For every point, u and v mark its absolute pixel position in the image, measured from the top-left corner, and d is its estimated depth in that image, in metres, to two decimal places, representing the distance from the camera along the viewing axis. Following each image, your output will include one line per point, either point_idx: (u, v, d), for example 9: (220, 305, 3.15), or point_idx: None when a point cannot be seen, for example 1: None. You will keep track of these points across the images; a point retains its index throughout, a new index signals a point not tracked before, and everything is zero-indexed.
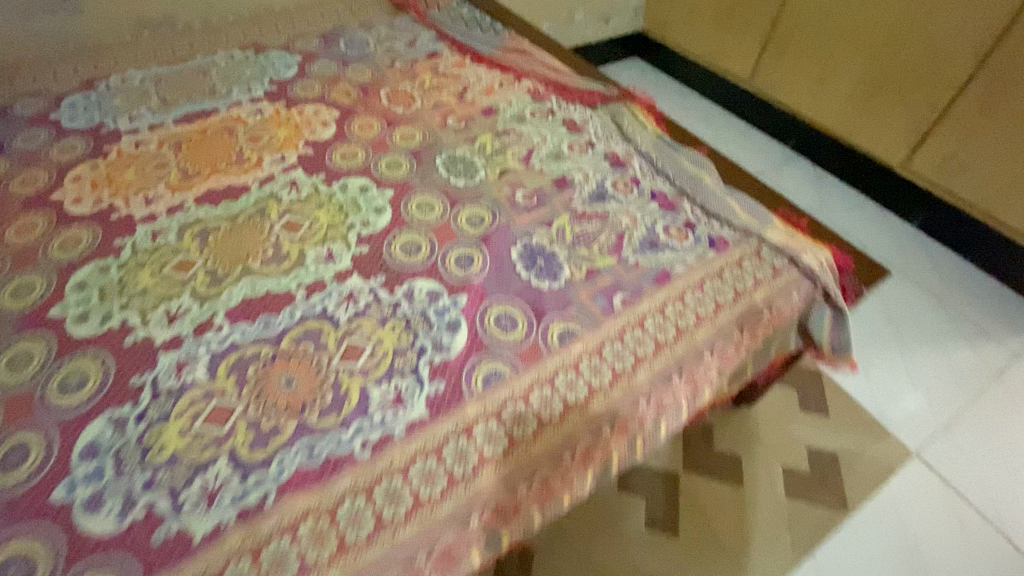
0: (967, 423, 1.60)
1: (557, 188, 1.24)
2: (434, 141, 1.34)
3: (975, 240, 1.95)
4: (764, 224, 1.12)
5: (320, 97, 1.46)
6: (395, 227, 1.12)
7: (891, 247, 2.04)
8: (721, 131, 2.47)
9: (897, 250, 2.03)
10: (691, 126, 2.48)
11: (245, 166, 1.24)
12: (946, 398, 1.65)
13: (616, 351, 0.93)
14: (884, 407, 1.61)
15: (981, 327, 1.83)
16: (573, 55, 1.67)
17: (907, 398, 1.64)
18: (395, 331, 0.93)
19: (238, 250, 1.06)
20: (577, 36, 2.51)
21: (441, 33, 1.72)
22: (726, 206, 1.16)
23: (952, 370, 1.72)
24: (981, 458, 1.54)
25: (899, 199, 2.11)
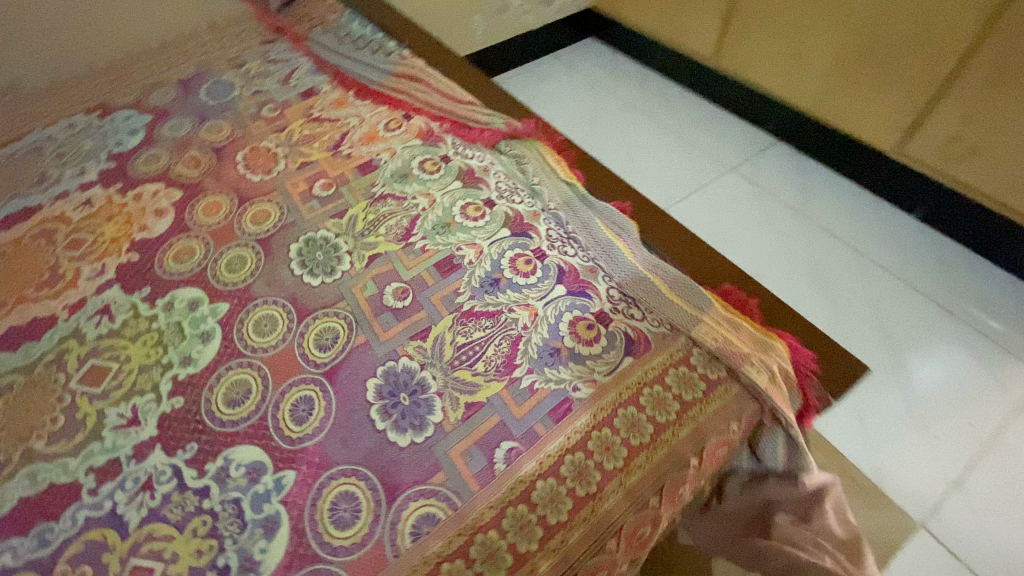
0: (982, 471, 1.31)
1: (440, 275, 0.96)
2: (294, 219, 1.07)
3: (991, 236, 1.63)
4: (696, 313, 0.87)
5: (164, 170, 1.18)
6: (223, 361, 0.87)
7: (886, 248, 1.71)
8: (690, 119, 2.12)
9: (895, 251, 1.71)
10: (657, 116, 2.13)
11: (56, 286, 0.98)
12: (958, 438, 1.36)
13: (488, 547, 0.68)
14: (877, 455, 1.35)
15: (994, 338, 1.52)
16: (476, 79, 1.40)
17: (908, 444, 1.36)
18: (196, 539, 0.70)
19: (19, 421, 0.81)
20: (515, 25, 2.15)
21: (321, 63, 1.43)
22: (649, 287, 0.91)
23: (963, 400, 1.41)
24: (1002, 521, 1.25)
25: (898, 189, 1.78)
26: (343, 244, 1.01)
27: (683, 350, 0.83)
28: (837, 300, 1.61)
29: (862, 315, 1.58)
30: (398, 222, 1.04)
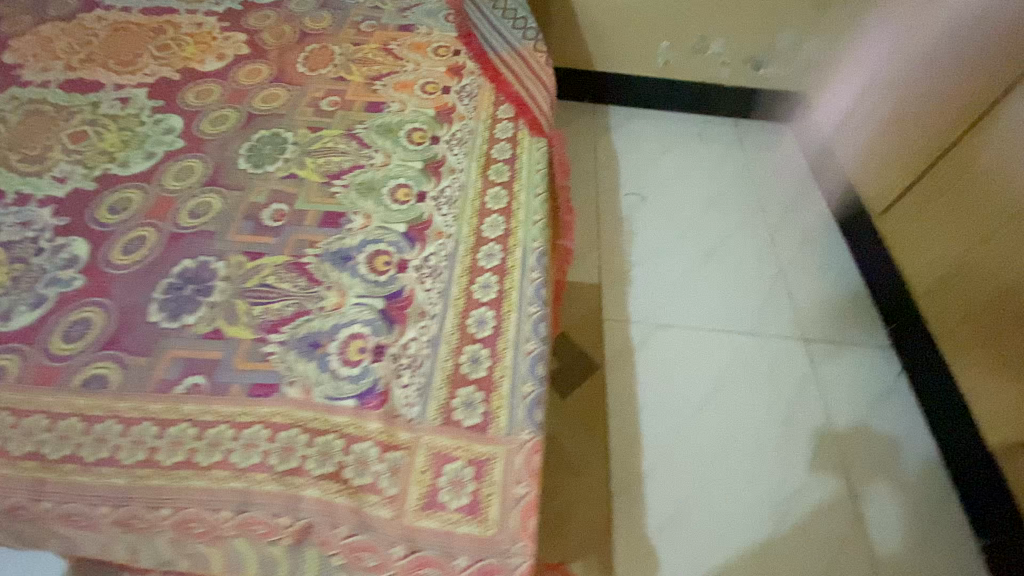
0: None
1: (321, 222, 0.98)
2: (286, 114, 1.17)
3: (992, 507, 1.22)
4: (428, 416, 0.76)
5: (261, 30, 1.37)
6: (138, 179, 1.03)
7: (816, 401, 1.45)
8: (789, 209, 1.85)
9: (821, 411, 1.44)
10: (780, 209, 1.85)
11: (127, 68, 1.25)
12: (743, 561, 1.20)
13: (105, 432, 0.73)
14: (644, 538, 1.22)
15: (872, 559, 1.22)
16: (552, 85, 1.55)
17: (679, 535, 1.23)
18: (3, 275, 0.89)
19: (22, 136, 1.09)
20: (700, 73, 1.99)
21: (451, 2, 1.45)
22: (433, 367, 0.81)
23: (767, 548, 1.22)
24: None
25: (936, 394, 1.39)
26: (290, 153, 1.09)
27: (396, 441, 0.74)
28: (717, 335, 1.55)
29: (753, 442, 1.37)
30: (343, 164, 1.07)
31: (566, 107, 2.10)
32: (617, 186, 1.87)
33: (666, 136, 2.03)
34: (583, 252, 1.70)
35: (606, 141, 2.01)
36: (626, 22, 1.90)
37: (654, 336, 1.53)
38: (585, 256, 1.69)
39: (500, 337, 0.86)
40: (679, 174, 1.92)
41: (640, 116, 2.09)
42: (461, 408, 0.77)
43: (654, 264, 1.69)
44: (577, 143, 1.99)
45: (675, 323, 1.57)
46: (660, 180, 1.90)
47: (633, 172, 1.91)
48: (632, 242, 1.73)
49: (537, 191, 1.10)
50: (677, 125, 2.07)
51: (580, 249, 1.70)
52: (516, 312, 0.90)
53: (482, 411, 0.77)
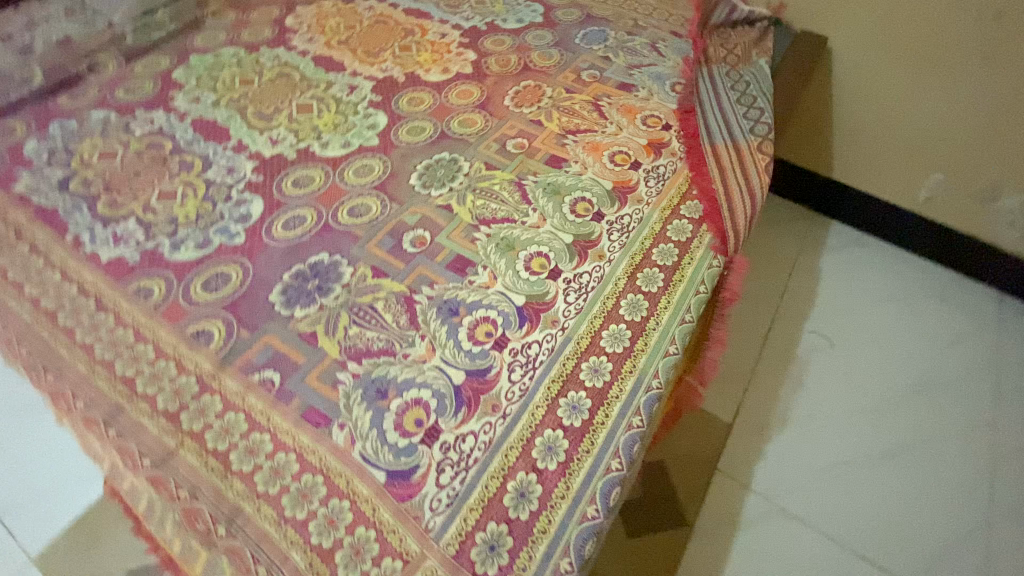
0: None
1: (449, 265, 0.95)
2: (473, 142, 1.18)
3: None
4: (444, 534, 0.67)
5: (492, 54, 1.41)
6: (327, 162, 1.12)
7: None
8: None
9: None
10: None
11: (369, 59, 1.38)
12: None
13: (183, 389, 0.79)
14: None
15: None
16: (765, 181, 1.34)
17: None
18: (196, 209, 1.03)
19: (268, 95, 1.26)
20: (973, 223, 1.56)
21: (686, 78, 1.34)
22: (474, 478, 0.72)
23: None
24: None
25: None
26: (457, 183, 1.09)
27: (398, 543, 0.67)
28: (861, 555, 1.19)
29: None
30: (497, 212, 1.04)
31: (777, 209, 1.85)
32: (802, 317, 1.58)
33: (887, 284, 1.64)
34: (723, 379, 1.46)
35: (808, 264, 1.70)
36: (884, 139, 1.60)
37: (774, 512, 1.25)
38: (722, 385, 1.45)
39: (564, 480, 0.73)
40: (886, 335, 1.53)
41: (863, 251, 1.73)
42: (481, 546, 0.67)
43: (808, 429, 1.37)
44: (773, 254, 1.73)
45: (810, 510, 1.25)
46: (864, 333, 1.54)
47: (832, 308, 1.60)
48: (795, 388, 1.44)
49: (682, 315, 0.93)
50: (910, 276, 1.66)
51: (720, 374, 1.46)
52: (593, 455, 0.76)
53: (501, 564, 0.66)
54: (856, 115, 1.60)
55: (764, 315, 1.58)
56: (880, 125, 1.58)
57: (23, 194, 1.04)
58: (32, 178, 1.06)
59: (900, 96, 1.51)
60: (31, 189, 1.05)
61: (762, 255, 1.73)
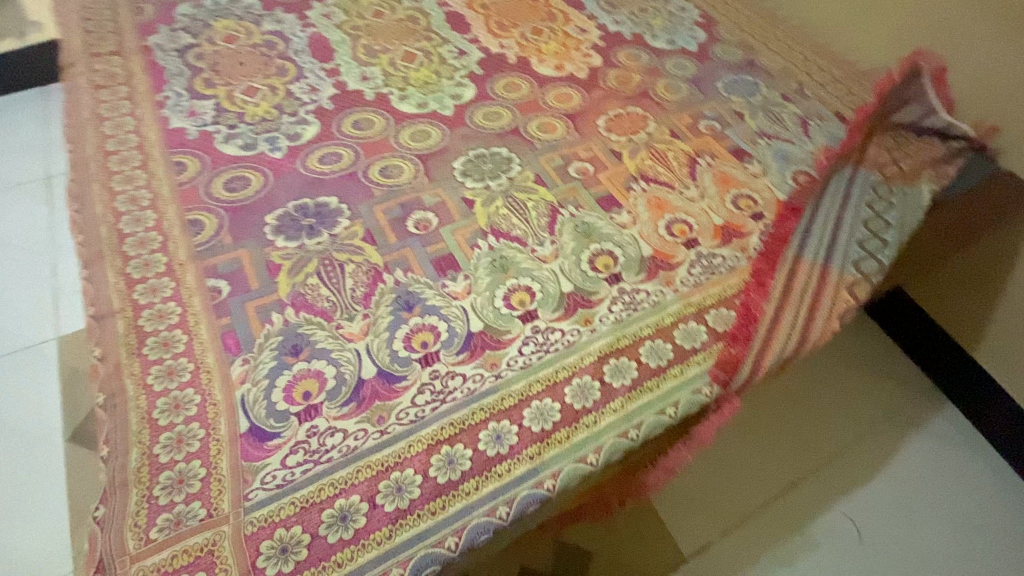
0: None
1: (435, 259, 0.90)
2: (538, 150, 1.10)
3: None
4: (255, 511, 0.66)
5: (617, 68, 1.30)
6: (394, 114, 1.12)
7: None
8: None
9: None
10: None
11: (497, 30, 1.35)
12: None
13: (154, 264, 0.86)
14: None
15: None
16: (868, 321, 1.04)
17: None
18: (264, 111, 1.09)
19: (387, 33, 1.29)
20: None
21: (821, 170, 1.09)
22: (315, 474, 0.69)
23: None
24: None
25: None
26: (497, 183, 1.03)
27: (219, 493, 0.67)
28: None
29: None
30: (514, 229, 0.96)
31: (885, 354, 1.48)
32: (840, 488, 1.29)
33: (963, 501, 1.28)
34: (706, 508, 1.24)
35: (881, 436, 1.37)
36: None
37: None
38: (702, 514, 1.23)
39: (391, 527, 0.67)
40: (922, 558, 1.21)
41: (956, 448, 1.35)
42: (274, 544, 0.64)
43: None
44: (845, 404, 1.40)
45: None
46: (908, 548, 1.22)
47: (885, 499, 1.28)
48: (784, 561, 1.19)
49: (627, 428, 0.77)
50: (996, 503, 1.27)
51: (706, 501, 1.24)
52: (433, 521, 0.68)
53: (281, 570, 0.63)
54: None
55: (791, 466, 1.31)
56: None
57: (152, 46, 1.18)
58: (167, 36, 1.20)
59: None
60: (160, 44, 1.18)
61: (832, 399, 1.41)
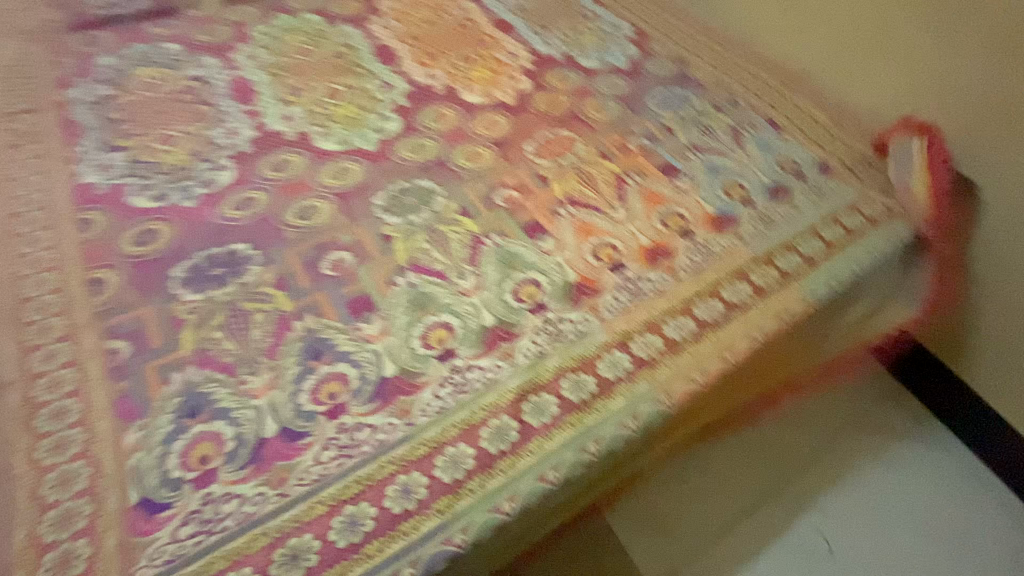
0: None
1: (349, 301, 0.87)
2: (462, 179, 1.08)
3: None
4: None
5: (547, 90, 1.29)
6: (314, 152, 1.10)
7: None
8: None
9: None
10: None
11: (426, 58, 1.34)
12: None
13: (54, 329, 0.83)
14: None
15: None
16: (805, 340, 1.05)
17: None
18: (180, 159, 1.07)
19: (312, 70, 1.28)
20: None
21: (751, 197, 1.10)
22: (204, 549, 0.65)
23: None
24: None
25: None
26: (419, 217, 1.00)
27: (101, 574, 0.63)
28: None
29: None
30: (434, 263, 0.93)
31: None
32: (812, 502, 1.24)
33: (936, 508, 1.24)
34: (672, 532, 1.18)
35: (852, 439, 1.32)
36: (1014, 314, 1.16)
37: None
38: (667, 539, 1.17)
39: None
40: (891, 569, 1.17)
41: (922, 447, 1.31)
42: None
43: None
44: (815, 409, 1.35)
45: None
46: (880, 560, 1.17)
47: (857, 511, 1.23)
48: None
49: (544, 471, 0.75)
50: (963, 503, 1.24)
51: (671, 524, 1.19)
52: None
53: None
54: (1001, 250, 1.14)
55: (762, 479, 1.26)
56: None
57: (68, 101, 1.16)
58: (84, 89, 1.18)
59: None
60: (76, 98, 1.17)
61: (800, 405, 1.37)
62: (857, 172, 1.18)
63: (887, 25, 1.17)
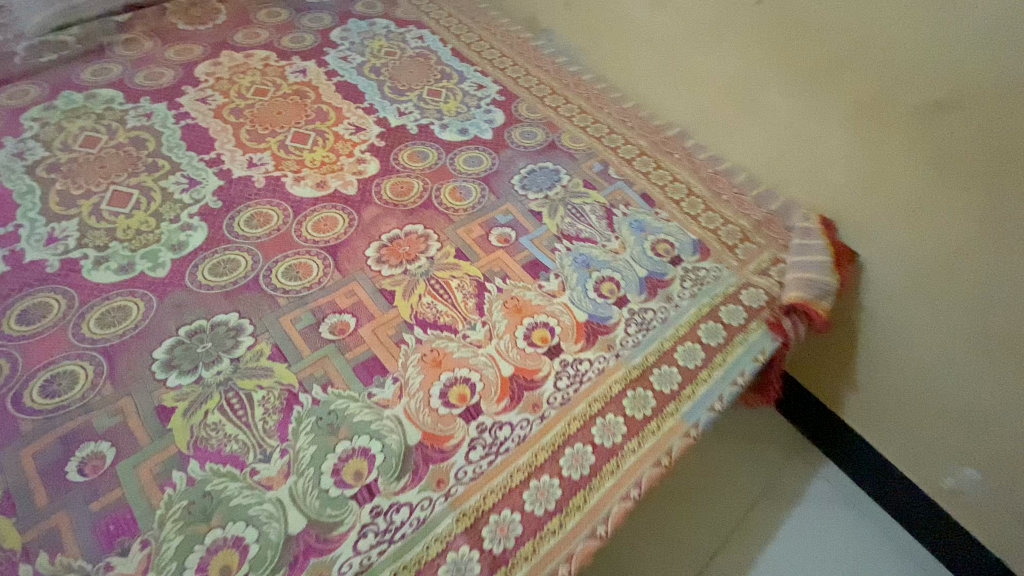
0: None
1: (102, 524, 0.66)
2: (279, 305, 0.87)
3: None
4: None
5: (397, 170, 1.10)
6: (82, 288, 0.85)
7: None
8: None
9: None
10: None
11: (251, 139, 1.12)
12: None
13: None
14: None
15: None
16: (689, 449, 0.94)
17: None
18: None
19: (96, 166, 1.02)
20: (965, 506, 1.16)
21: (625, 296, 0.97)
22: None
23: None
24: None
25: None
26: (212, 373, 0.78)
27: None
28: None
29: None
30: (229, 442, 0.73)
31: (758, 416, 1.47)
32: None
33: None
34: None
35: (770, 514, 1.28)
36: (896, 346, 1.16)
37: None
38: None
39: None
40: None
41: (832, 511, 1.30)
42: None
43: None
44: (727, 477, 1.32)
45: None
46: None
47: None
48: None
49: None
50: (890, 548, 1.24)
51: None
52: None
53: None
54: (883, 303, 1.15)
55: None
56: (924, 340, 1.11)
57: None
58: None
59: (911, 310, 1.11)
60: None
61: (718, 481, 1.32)
62: (738, 252, 1.08)
63: (765, 99, 1.16)
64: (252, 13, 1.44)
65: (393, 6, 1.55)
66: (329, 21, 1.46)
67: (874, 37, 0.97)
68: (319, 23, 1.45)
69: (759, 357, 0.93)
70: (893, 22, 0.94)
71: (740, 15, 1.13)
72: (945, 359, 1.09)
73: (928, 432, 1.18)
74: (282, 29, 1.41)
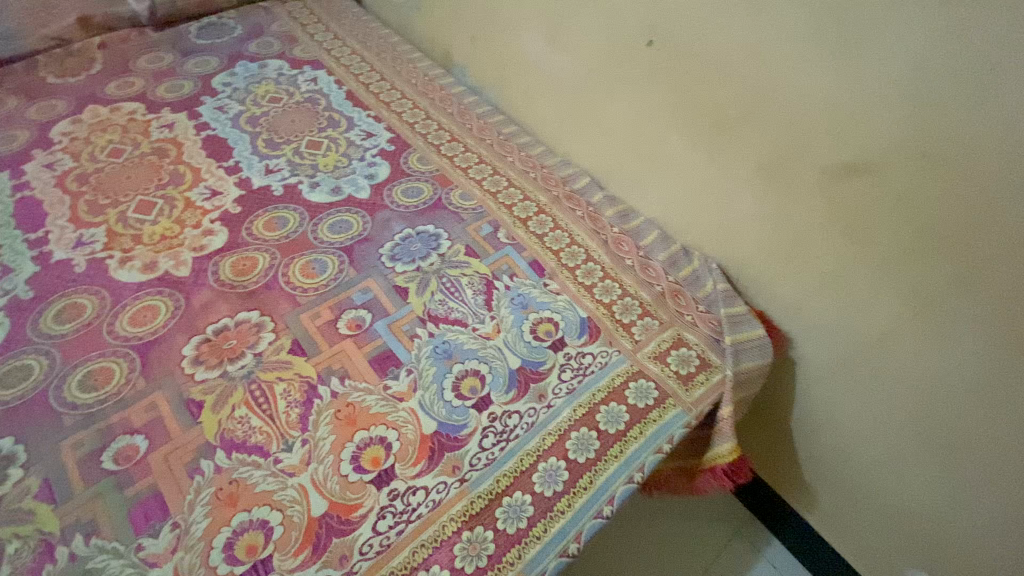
0: None
1: None
2: (62, 425, 0.74)
3: None
4: None
5: (247, 244, 0.97)
6: None
7: None
8: None
9: None
10: None
11: (88, 212, 1.00)
12: None
13: None
14: None
15: None
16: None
17: None
18: None
19: None
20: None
21: (487, 395, 0.82)
22: None
23: None
24: None
25: None
26: None
27: None
28: None
29: None
30: None
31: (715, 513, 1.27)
32: None
33: None
34: None
35: None
36: (839, 432, 1.01)
37: None
38: None
39: None
40: None
41: None
42: None
43: None
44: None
45: None
46: None
47: None
48: None
49: None
50: None
51: None
52: None
53: None
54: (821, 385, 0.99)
55: None
56: (859, 424, 0.97)
57: None
58: None
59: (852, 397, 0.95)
60: None
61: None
62: (634, 332, 0.92)
63: (669, 150, 1.02)
64: (132, 58, 1.33)
65: (292, 42, 1.42)
66: (216, 64, 1.34)
67: (778, 85, 0.83)
68: (204, 67, 1.32)
69: (634, 477, 0.79)
70: (794, 69, 0.80)
71: (636, 58, 0.99)
72: (882, 449, 0.95)
73: (870, 521, 1.04)
74: (161, 76, 1.29)
